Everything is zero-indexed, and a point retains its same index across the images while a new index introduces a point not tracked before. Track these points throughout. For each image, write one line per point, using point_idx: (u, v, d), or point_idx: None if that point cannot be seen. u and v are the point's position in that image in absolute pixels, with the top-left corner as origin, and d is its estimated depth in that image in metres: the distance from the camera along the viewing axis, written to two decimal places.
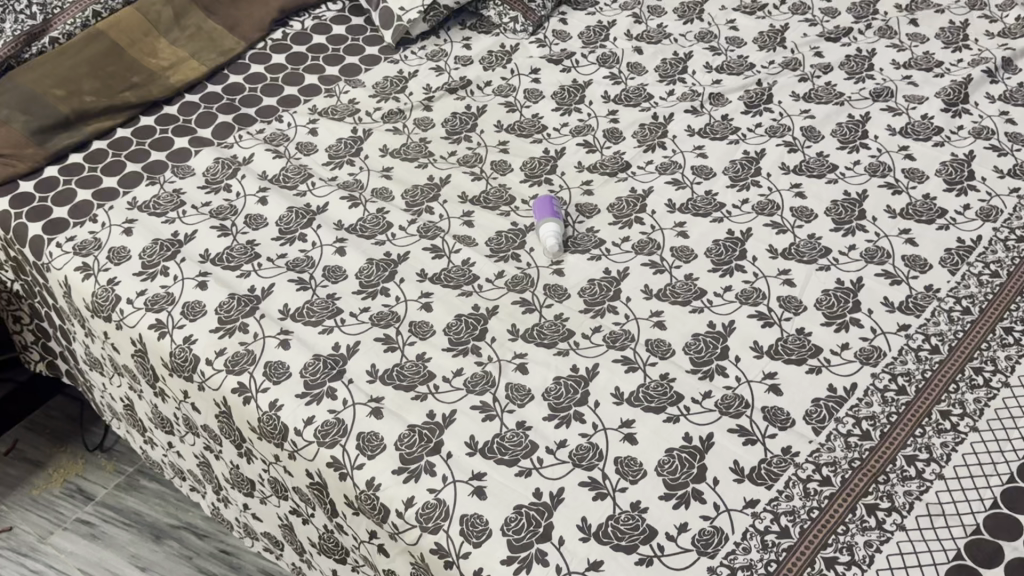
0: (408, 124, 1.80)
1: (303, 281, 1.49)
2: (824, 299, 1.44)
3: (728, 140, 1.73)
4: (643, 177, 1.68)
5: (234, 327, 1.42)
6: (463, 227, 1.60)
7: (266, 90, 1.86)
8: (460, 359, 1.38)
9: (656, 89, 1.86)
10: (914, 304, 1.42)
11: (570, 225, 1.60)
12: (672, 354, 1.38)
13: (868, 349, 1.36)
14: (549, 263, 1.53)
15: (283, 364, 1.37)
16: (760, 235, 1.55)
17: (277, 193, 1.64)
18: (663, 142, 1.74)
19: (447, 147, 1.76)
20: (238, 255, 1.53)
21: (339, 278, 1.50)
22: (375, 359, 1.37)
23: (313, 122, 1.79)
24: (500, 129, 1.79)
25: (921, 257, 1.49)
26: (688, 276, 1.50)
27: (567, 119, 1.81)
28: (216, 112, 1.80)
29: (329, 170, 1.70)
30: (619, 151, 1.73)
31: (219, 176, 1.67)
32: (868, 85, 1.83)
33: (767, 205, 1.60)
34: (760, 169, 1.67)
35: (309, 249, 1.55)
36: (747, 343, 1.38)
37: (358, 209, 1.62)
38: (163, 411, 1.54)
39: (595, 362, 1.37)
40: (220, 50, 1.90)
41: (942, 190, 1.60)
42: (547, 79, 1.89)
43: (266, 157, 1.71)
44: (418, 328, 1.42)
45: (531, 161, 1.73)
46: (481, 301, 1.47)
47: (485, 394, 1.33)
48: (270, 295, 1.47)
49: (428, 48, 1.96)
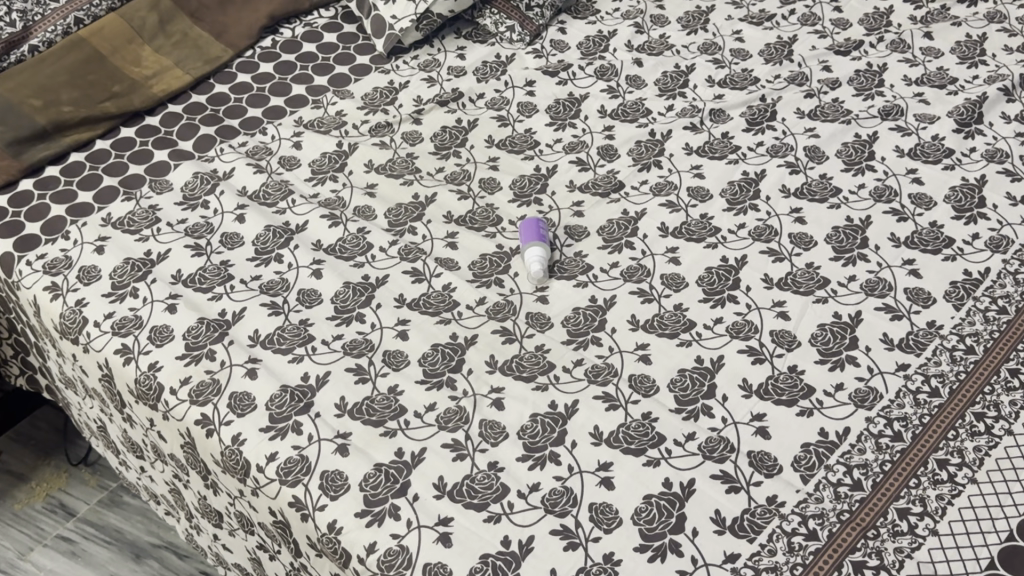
0: (396, 138, 1.74)
1: (276, 305, 1.44)
2: (820, 334, 1.36)
3: (727, 160, 1.66)
4: (636, 198, 1.61)
5: (201, 354, 1.37)
6: (446, 249, 1.54)
7: (252, 101, 1.81)
8: (433, 393, 1.32)
9: (655, 104, 1.79)
10: (915, 342, 1.35)
11: (558, 249, 1.53)
12: (656, 391, 1.31)
13: (863, 391, 1.29)
14: (533, 289, 1.47)
15: (249, 395, 1.31)
16: (756, 263, 1.48)
17: (256, 211, 1.58)
18: (659, 160, 1.67)
19: (435, 163, 1.69)
20: (211, 276, 1.48)
21: (313, 302, 1.44)
22: (345, 391, 1.32)
23: (298, 135, 1.73)
24: (491, 144, 1.73)
25: (924, 290, 1.42)
26: (677, 306, 1.43)
27: (561, 134, 1.74)
28: (198, 123, 1.75)
29: (311, 186, 1.64)
30: (613, 170, 1.67)
31: (197, 192, 1.62)
32: (877, 102, 1.74)
33: (765, 231, 1.53)
34: (759, 192, 1.60)
35: (285, 270, 1.49)
36: (736, 381, 1.31)
37: (338, 228, 1.56)
38: (133, 436, 1.49)
39: (575, 399, 1.30)
40: (206, 58, 1.85)
41: (950, 218, 1.52)
42: (541, 92, 1.82)
43: (246, 172, 1.66)
44: (392, 358, 1.37)
45: (521, 179, 1.66)
46: (460, 329, 1.41)
47: (458, 431, 1.27)
48: (240, 319, 1.41)
49: (421, 57, 1.90)
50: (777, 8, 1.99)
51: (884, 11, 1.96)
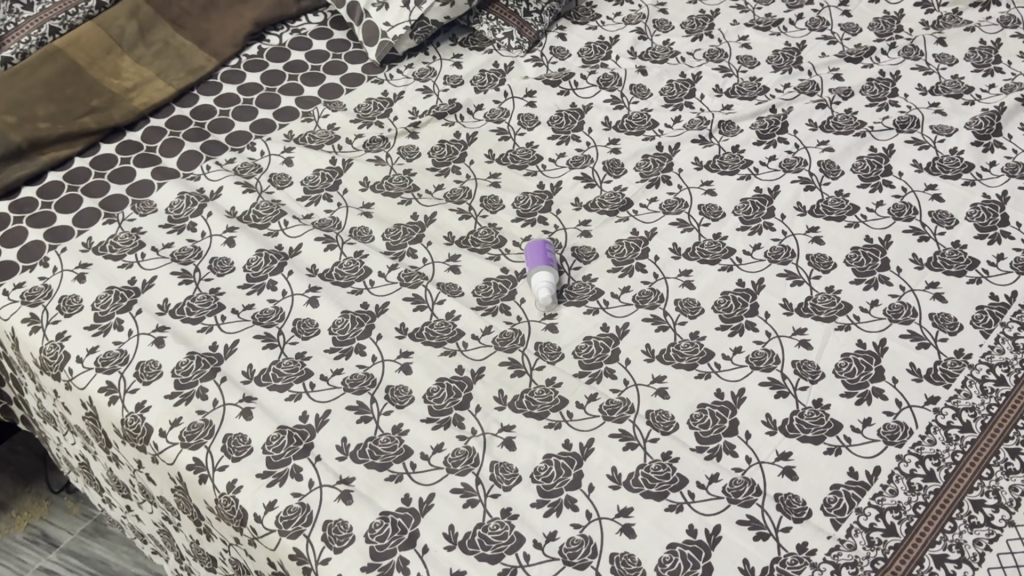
0: (392, 153, 1.66)
1: (270, 337, 1.36)
2: (844, 364, 1.30)
3: (738, 175, 1.59)
4: (646, 217, 1.54)
5: (192, 393, 1.29)
6: (448, 273, 1.46)
7: (238, 114, 1.72)
8: (440, 432, 1.25)
9: (661, 115, 1.72)
10: (944, 373, 1.29)
11: (566, 272, 1.46)
12: (675, 429, 1.24)
13: (892, 427, 1.23)
14: (542, 317, 1.40)
15: (244, 438, 1.24)
16: (774, 286, 1.41)
17: (246, 234, 1.50)
18: (668, 176, 1.61)
19: (433, 181, 1.62)
20: (200, 306, 1.40)
21: (310, 333, 1.37)
22: (346, 432, 1.24)
23: (289, 151, 1.65)
24: (492, 159, 1.65)
25: (950, 316, 1.35)
26: (693, 334, 1.36)
27: (564, 148, 1.67)
28: (182, 138, 1.66)
29: (303, 207, 1.56)
30: (620, 187, 1.59)
31: (183, 213, 1.54)
32: (891, 113, 1.68)
33: (781, 252, 1.46)
34: (774, 210, 1.53)
35: (278, 299, 1.42)
36: (759, 416, 1.25)
37: (334, 252, 1.49)
38: (120, 475, 1.41)
39: (590, 438, 1.24)
40: (190, 68, 1.76)
41: (973, 237, 1.46)
42: (543, 102, 1.75)
43: (235, 191, 1.57)
44: (395, 394, 1.29)
45: (524, 197, 1.59)
46: (466, 361, 1.33)
47: (467, 474, 1.20)
48: (233, 353, 1.34)
49: (415, 66, 1.82)
50: (783, 12, 1.92)
51: (895, 15, 1.90)
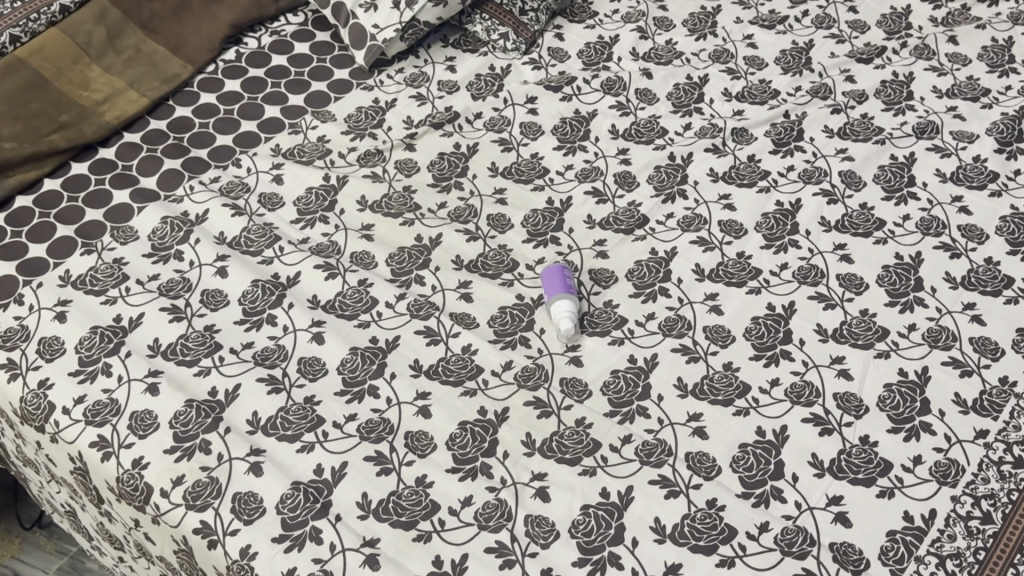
0: (388, 168, 1.55)
1: (274, 380, 1.26)
2: (888, 396, 1.24)
3: (757, 187, 1.52)
4: (664, 234, 1.46)
5: (193, 446, 1.19)
6: (461, 302, 1.37)
7: (220, 127, 1.60)
8: (468, 484, 1.16)
9: (671, 122, 1.63)
10: (990, 404, 1.23)
11: (585, 299, 1.38)
12: (718, 472, 1.17)
13: (944, 465, 1.17)
14: (564, 349, 1.31)
15: (255, 497, 1.14)
16: (806, 311, 1.35)
17: (239, 263, 1.39)
18: (683, 189, 1.52)
19: (436, 198, 1.52)
20: (195, 346, 1.29)
21: (318, 373, 1.27)
22: (366, 487, 1.15)
23: (278, 167, 1.53)
24: (495, 173, 1.55)
25: (990, 340, 1.30)
26: (726, 365, 1.29)
27: (571, 160, 1.57)
28: (161, 156, 1.55)
29: (298, 230, 1.46)
30: (634, 202, 1.51)
31: (168, 240, 1.42)
32: (909, 118, 1.62)
33: (810, 272, 1.40)
34: (798, 225, 1.46)
35: (280, 336, 1.31)
36: (805, 457, 1.18)
37: (336, 281, 1.38)
38: (111, 529, 1.31)
39: (628, 485, 1.16)
40: (164, 77, 1.63)
41: (1005, 253, 1.41)
42: (545, 109, 1.65)
43: (223, 214, 1.46)
44: (416, 442, 1.20)
45: (534, 214, 1.49)
46: (489, 402, 1.24)
47: (501, 531, 1.11)
48: (235, 400, 1.23)
49: (407, 71, 1.71)
50: (787, 8, 1.85)
51: (902, 12, 1.83)
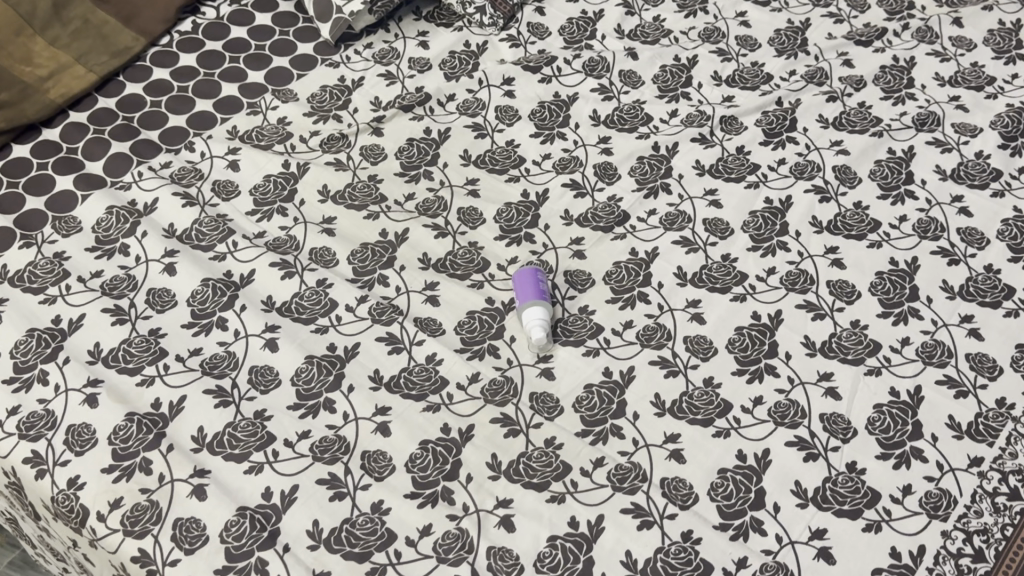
0: (353, 154, 1.46)
1: (223, 392, 1.17)
2: (877, 418, 1.17)
3: (745, 183, 1.43)
4: (645, 233, 1.37)
5: (133, 466, 1.11)
6: (426, 305, 1.28)
7: (173, 106, 1.50)
8: (427, 511, 1.08)
9: (656, 108, 1.54)
10: (986, 428, 1.16)
11: (559, 303, 1.29)
12: (695, 501, 1.10)
13: (935, 496, 1.10)
14: (535, 359, 1.23)
15: (198, 524, 1.06)
16: (793, 321, 1.27)
17: (189, 259, 1.30)
18: (667, 183, 1.43)
19: (403, 189, 1.42)
20: (138, 352, 1.21)
21: (270, 385, 1.18)
22: (317, 513, 1.07)
23: (234, 153, 1.44)
24: (468, 162, 1.46)
25: (987, 357, 1.22)
26: (707, 380, 1.21)
27: (549, 148, 1.48)
28: (109, 138, 1.45)
29: (254, 223, 1.36)
30: (614, 196, 1.42)
31: (113, 233, 1.33)
32: (909, 108, 1.52)
33: (799, 278, 1.31)
34: (787, 225, 1.37)
35: (230, 341, 1.22)
36: (788, 485, 1.11)
37: (293, 281, 1.29)
38: (51, 544, 1.23)
39: (599, 513, 1.08)
40: (114, 51, 1.53)
41: (1007, 260, 1.32)
42: (522, 92, 1.55)
43: (173, 204, 1.36)
44: (373, 463, 1.12)
45: (507, 208, 1.40)
46: (453, 419, 1.16)
47: (461, 564, 1.04)
48: (180, 413, 1.15)
49: (376, 46, 1.61)
50: None
51: None
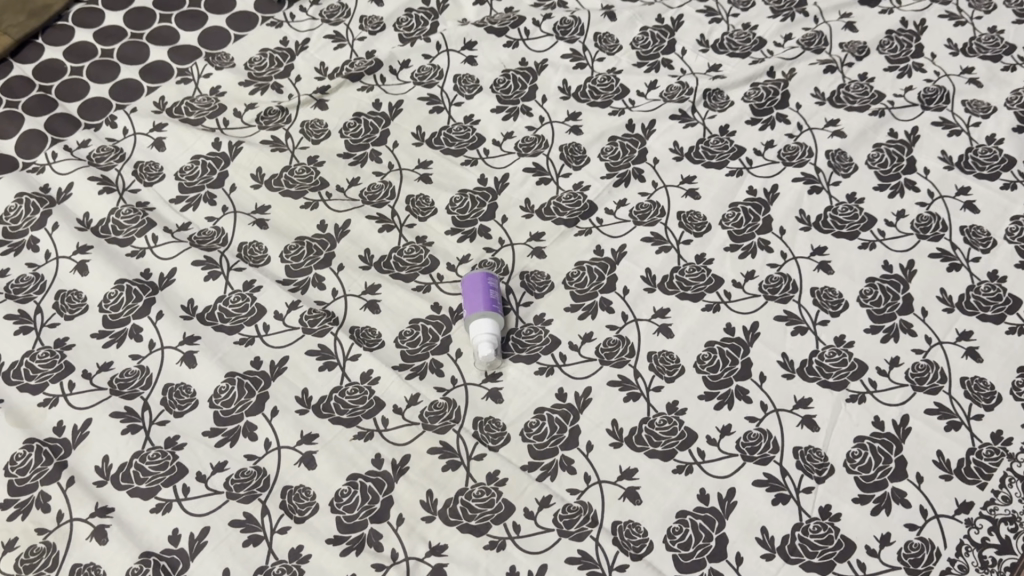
0: (293, 131, 1.31)
1: (132, 415, 1.06)
2: (857, 454, 1.05)
3: (727, 169, 1.29)
4: (612, 228, 1.24)
5: (30, 501, 1.00)
6: (365, 312, 1.16)
7: (94, 74, 1.35)
8: (350, 559, 0.97)
9: (633, 79, 1.38)
10: (978, 467, 1.04)
11: (512, 311, 1.17)
12: (649, 550, 0.99)
13: (916, 548, 0.99)
14: (481, 378, 1.11)
15: (96, 571, 0.95)
16: (771, 335, 1.14)
17: (103, 256, 1.17)
18: (640, 169, 1.29)
19: (347, 172, 1.28)
20: (42, 366, 1.09)
21: (186, 407, 1.07)
22: (229, 561, 0.97)
23: (159, 129, 1.30)
24: (420, 141, 1.32)
25: (985, 382, 1.10)
26: (671, 405, 1.09)
27: (512, 125, 1.33)
28: (23, 111, 1.31)
29: (178, 212, 1.23)
30: (581, 183, 1.28)
31: (21, 224, 1.20)
32: (915, 81, 1.37)
33: (780, 284, 1.18)
34: (771, 221, 1.24)
35: (144, 355, 1.11)
36: (754, 532, 1.00)
37: (217, 282, 1.17)
38: None
39: (541, 563, 0.98)
40: (31, 10, 1.38)
41: (1014, 266, 1.19)
42: (485, 58, 1.40)
43: (89, 190, 1.23)
44: (294, 501, 1.01)
45: (461, 196, 1.26)
46: (386, 448, 1.05)
47: None
48: (84, 440, 1.04)
49: (325, 2, 1.45)
50: None
51: None
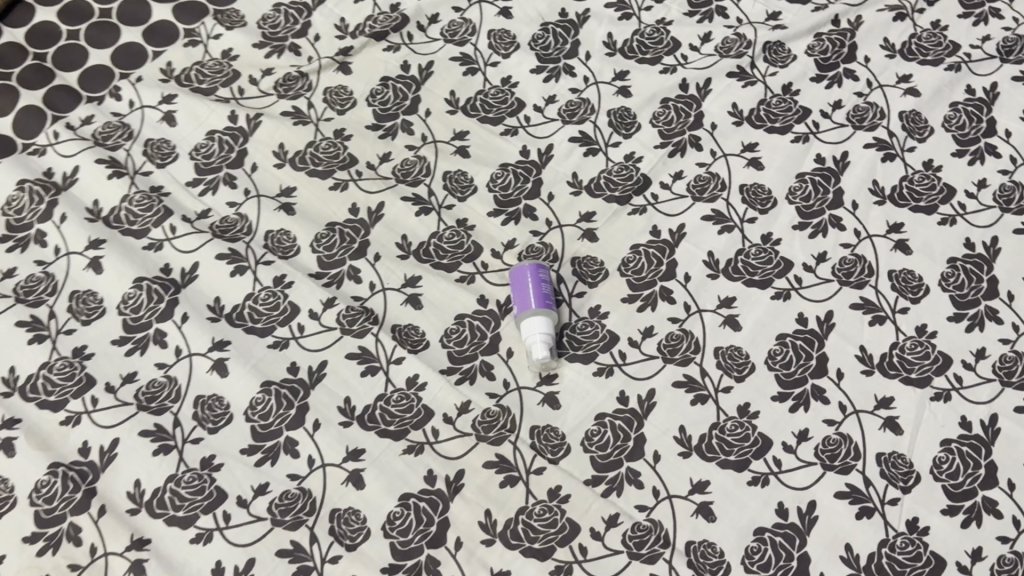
0: (315, 99, 1.20)
1: (163, 433, 0.98)
2: (944, 460, 0.98)
3: (792, 135, 1.18)
4: (669, 205, 1.14)
5: (60, 534, 0.93)
6: (406, 308, 1.07)
7: (92, 37, 1.23)
8: None
9: (684, 31, 1.27)
10: None
11: (565, 303, 1.08)
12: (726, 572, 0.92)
13: (1010, 564, 0.92)
14: (536, 381, 1.03)
15: None
16: (846, 326, 1.05)
17: (118, 252, 1.08)
18: (697, 136, 1.18)
19: (377, 147, 1.17)
20: (60, 380, 1.01)
21: (220, 422, 0.99)
22: None
23: (168, 101, 1.19)
24: (455, 108, 1.21)
25: None
26: (743, 408, 1.01)
27: (554, 87, 1.22)
28: (17, 84, 1.19)
29: (196, 198, 1.13)
30: (633, 153, 1.17)
31: (26, 216, 1.10)
32: (992, 30, 1.25)
33: (855, 267, 1.09)
34: (842, 194, 1.14)
35: (171, 363, 1.02)
36: (837, 550, 0.93)
37: (244, 278, 1.07)
38: None
39: None
40: None
41: None
42: (521, 10, 1.29)
43: (97, 175, 1.13)
44: (343, 526, 0.94)
45: (503, 171, 1.16)
46: (438, 463, 0.98)
47: None
48: (113, 463, 0.96)
49: None
50: None
51: None
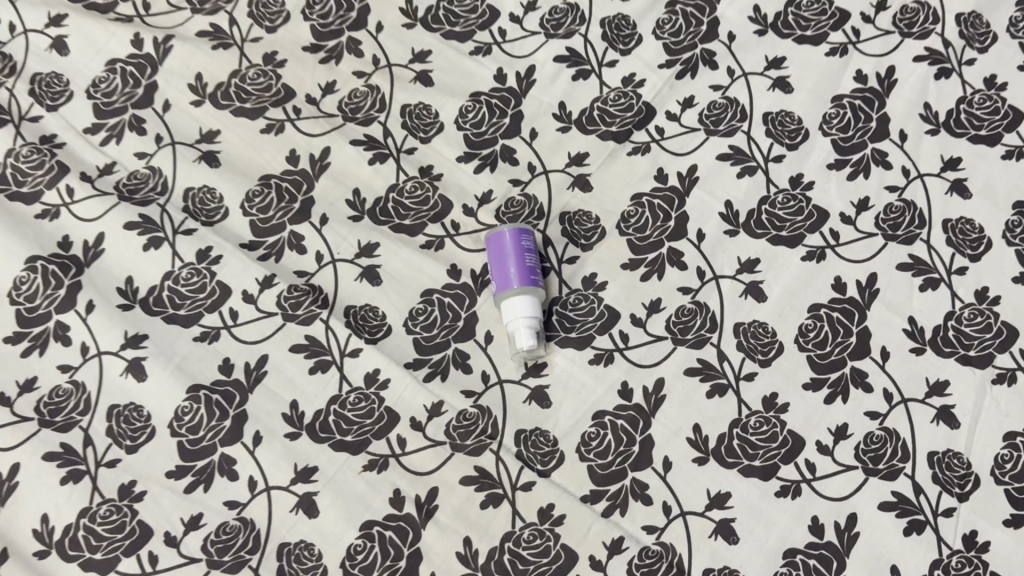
0: (238, 13, 0.98)
1: (72, 455, 0.81)
2: (1009, 459, 0.81)
3: (826, 48, 0.97)
4: (677, 141, 0.94)
5: None
6: (362, 285, 0.88)
7: None
8: None
9: None
10: None
11: (552, 272, 0.89)
12: None
13: None
14: (521, 373, 0.86)
15: None
16: (892, 292, 0.88)
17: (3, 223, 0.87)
18: (711, 49, 0.98)
19: (317, 74, 0.96)
20: None
21: (140, 437, 0.82)
22: None
23: (57, 22, 0.96)
24: (413, 21, 0.99)
25: None
26: (769, 399, 0.84)
27: None
28: None
29: (97, 148, 0.93)
30: (632, 75, 0.97)
31: None
32: None
33: (903, 216, 0.90)
34: (887, 122, 0.94)
35: (78, 365, 0.84)
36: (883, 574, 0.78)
37: (160, 252, 0.88)
38: None
39: None
40: None
41: None
42: None
43: None
44: (294, 565, 0.78)
45: (474, 102, 0.95)
46: (405, 481, 0.81)
47: None
48: (14, 496, 0.78)
49: None
50: None
51: None
